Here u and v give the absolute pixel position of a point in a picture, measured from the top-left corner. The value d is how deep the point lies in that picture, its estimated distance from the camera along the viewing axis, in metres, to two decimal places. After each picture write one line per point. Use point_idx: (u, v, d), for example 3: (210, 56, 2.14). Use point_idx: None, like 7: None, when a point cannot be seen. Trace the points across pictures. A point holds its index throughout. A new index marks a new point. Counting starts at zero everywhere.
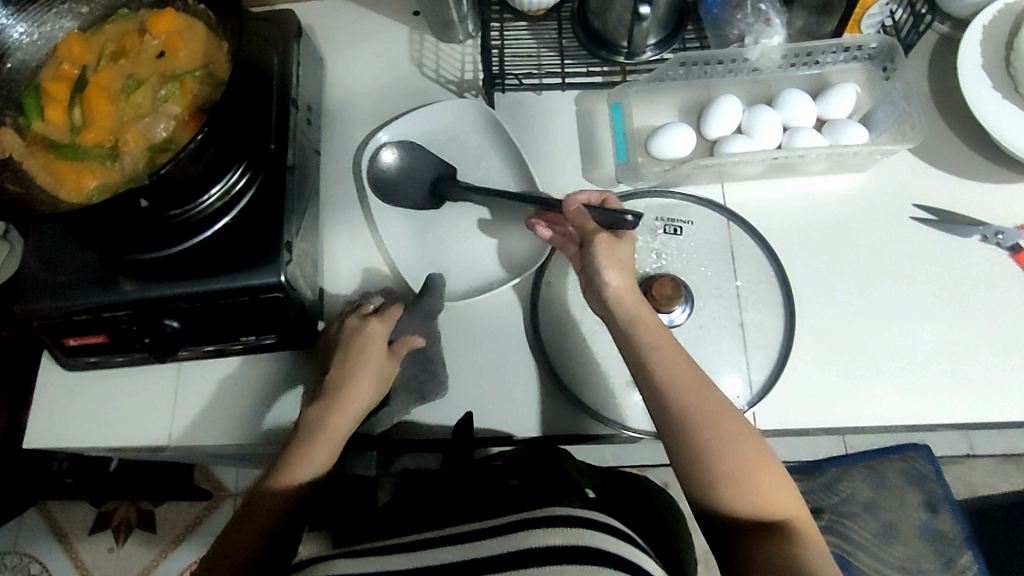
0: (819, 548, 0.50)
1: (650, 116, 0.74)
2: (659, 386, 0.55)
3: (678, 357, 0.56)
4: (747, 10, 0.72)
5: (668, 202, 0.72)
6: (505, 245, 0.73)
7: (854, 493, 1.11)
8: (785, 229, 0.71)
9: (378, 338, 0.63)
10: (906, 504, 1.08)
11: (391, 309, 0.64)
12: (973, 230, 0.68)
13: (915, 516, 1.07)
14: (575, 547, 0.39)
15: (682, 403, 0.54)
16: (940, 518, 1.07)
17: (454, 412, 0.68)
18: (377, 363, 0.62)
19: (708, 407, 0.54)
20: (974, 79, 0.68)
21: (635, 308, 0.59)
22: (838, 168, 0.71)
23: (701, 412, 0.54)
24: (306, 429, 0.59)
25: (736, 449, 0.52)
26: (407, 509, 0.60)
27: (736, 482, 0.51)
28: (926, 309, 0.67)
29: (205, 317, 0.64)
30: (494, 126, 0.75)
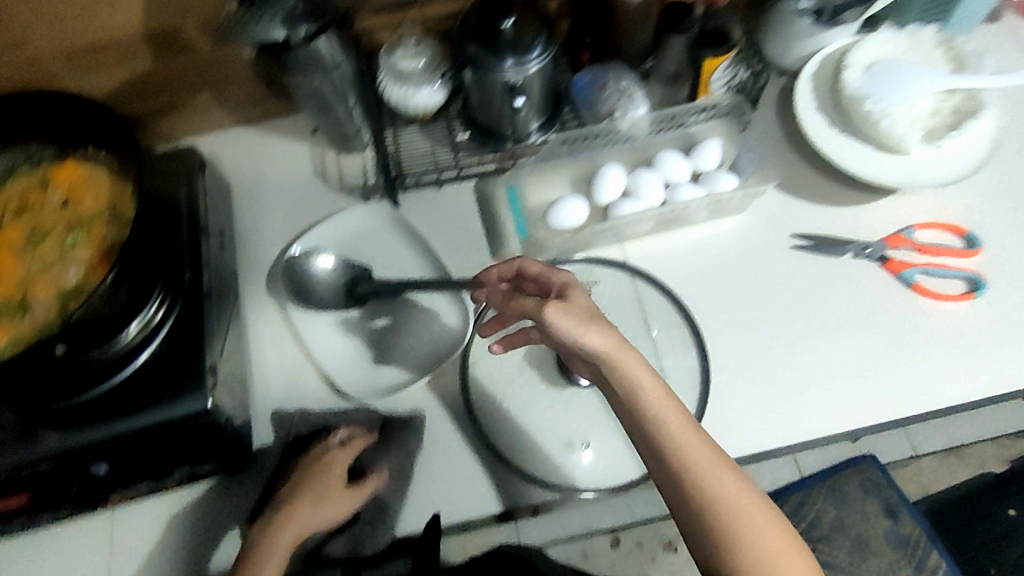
0: None
1: (543, 192, 0.80)
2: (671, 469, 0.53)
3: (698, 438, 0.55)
4: (611, 88, 0.80)
5: (574, 267, 0.78)
6: (430, 332, 0.75)
7: (821, 515, 1.13)
8: (684, 277, 0.77)
9: (337, 466, 0.66)
10: (869, 515, 1.11)
11: (356, 440, 0.68)
12: (844, 248, 0.75)
13: (879, 525, 1.10)
14: None
15: (700, 491, 0.52)
16: (902, 523, 1.10)
17: (402, 508, 0.67)
18: (330, 491, 0.65)
19: (734, 494, 0.53)
20: (813, 119, 0.77)
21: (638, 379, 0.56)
22: (718, 213, 0.79)
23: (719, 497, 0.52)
24: (247, 550, 0.62)
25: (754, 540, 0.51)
26: None
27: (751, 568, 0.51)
28: (822, 327, 0.73)
29: (133, 455, 0.63)
30: (402, 228, 0.80)
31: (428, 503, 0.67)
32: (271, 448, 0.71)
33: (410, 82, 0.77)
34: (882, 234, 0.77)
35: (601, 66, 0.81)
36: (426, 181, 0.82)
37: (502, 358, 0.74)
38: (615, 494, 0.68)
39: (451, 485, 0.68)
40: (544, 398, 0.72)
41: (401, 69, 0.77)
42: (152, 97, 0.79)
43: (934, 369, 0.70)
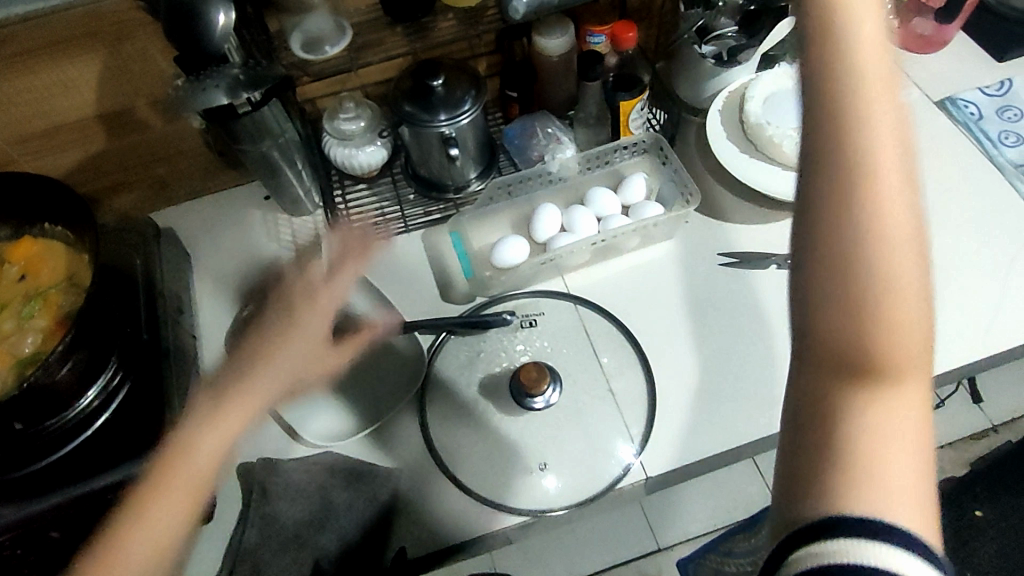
0: (915, 475, 0.35)
1: (485, 236, 0.85)
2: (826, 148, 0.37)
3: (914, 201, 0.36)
4: (539, 135, 0.88)
5: (520, 301, 0.82)
6: (387, 377, 0.77)
7: None
8: (624, 301, 0.82)
9: (321, 318, 0.71)
10: None
11: (367, 330, 0.75)
12: (767, 261, 0.82)
13: None
14: None
15: (869, 197, 0.36)
16: None
17: (372, 548, 0.69)
18: (320, 313, 0.71)
19: (895, 222, 0.36)
20: (723, 147, 0.85)
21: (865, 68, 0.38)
22: (650, 240, 0.85)
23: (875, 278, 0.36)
24: (178, 446, 0.58)
25: (893, 281, 0.36)
26: None
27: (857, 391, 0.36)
28: (755, 334, 0.78)
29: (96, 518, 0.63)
30: (353, 277, 0.82)
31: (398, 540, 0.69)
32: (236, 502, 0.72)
33: (353, 142, 0.83)
34: None
35: (530, 116, 0.90)
36: (375, 234, 0.87)
37: (458, 392, 0.77)
38: (576, 512, 0.70)
39: (417, 519, 0.70)
40: (502, 427, 0.74)
41: (344, 131, 0.82)
42: (107, 174, 0.83)
43: None
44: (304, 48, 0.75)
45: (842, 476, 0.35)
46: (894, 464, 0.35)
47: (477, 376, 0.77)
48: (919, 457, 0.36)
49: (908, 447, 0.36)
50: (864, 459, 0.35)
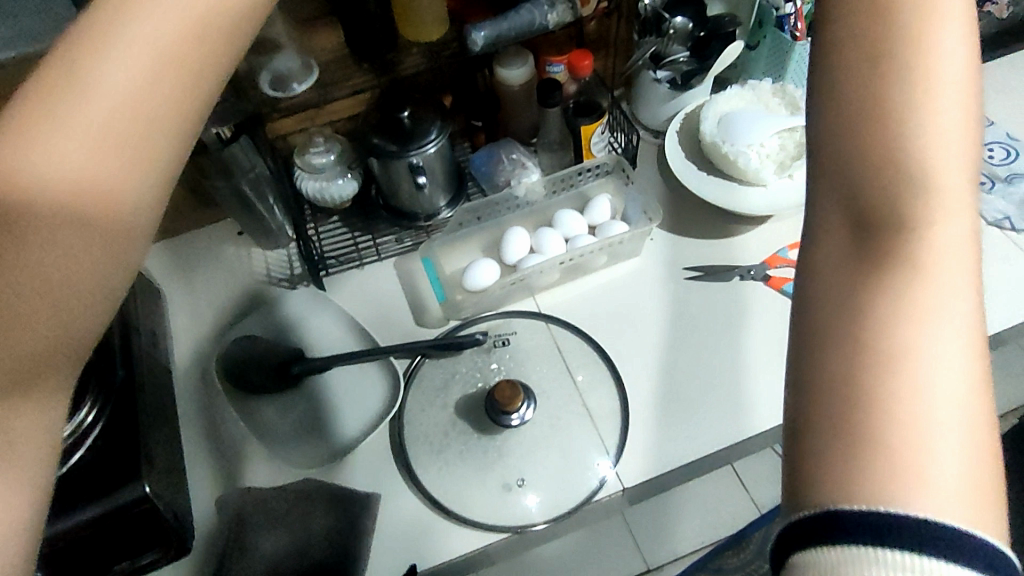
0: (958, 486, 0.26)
1: (456, 261, 0.87)
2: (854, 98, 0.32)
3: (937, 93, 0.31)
4: (505, 161, 0.91)
5: (493, 322, 0.83)
6: (365, 402, 0.78)
7: None
8: (595, 317, 0.84)
9: None
10: None
11: None
12: (731, 273, 0.85)
13: None
14: None
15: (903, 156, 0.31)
16: None
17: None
18: None
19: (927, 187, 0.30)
20: (682, 166, 0.90)
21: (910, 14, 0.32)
22: (617, 258, 0.87)
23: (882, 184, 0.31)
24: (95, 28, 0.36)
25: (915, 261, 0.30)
26: None
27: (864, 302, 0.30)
28: (723, 343, 0.81)
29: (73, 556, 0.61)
30: (328, 306, 0.84)
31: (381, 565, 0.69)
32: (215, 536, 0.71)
33: (323, 175, 0.85)
34: (762, 257, 0.87)
35: (494, 144, 0.92)
36: (348, 264, 0.89)
37: (434, 414, 0.77)
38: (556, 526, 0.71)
39: (397, 541, 0.70)
40: (478, 446, 0.75)
41: (313, 164, 0.84)
42: None
43: None
44: (271, 86, 0.76)
45: (859, 413, 0.28)
46: (923, 379, 0.28)
47: (452, 398, 0.78)
48: (966, 368, 0.28)
49: (947, 362, 0.28)
50: (881, 376, 0.28)
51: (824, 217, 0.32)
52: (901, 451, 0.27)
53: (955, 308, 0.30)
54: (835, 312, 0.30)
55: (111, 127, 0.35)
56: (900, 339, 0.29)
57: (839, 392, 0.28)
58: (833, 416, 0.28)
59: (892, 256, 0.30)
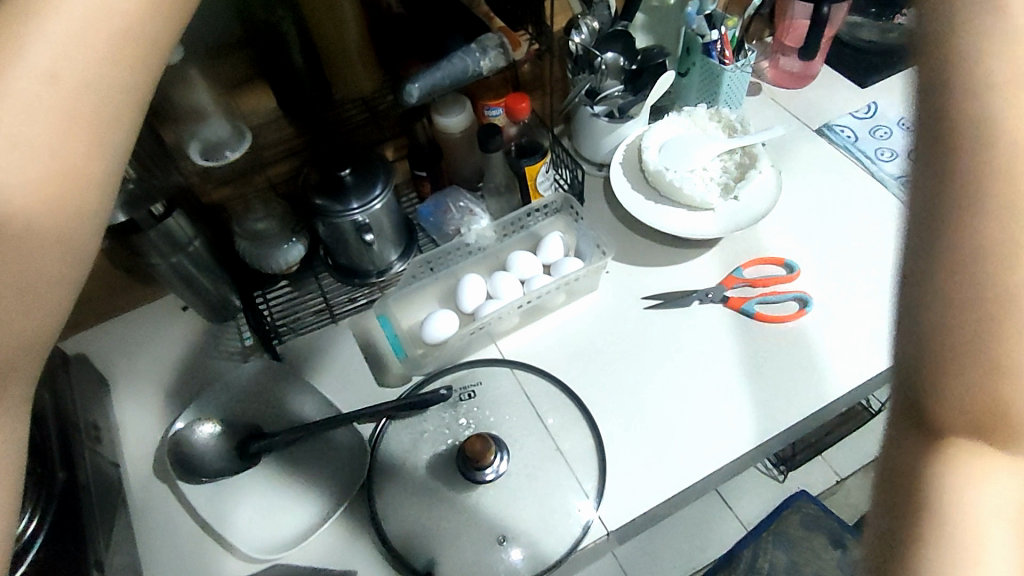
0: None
1: (413, 315, 0.85)
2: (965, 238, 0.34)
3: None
4: (452, 210, 0.91)
5: (456, 374, 0.81)
6: (331, 470, 0.75)
7: (774, 564, 1.14)
8: (560, 358, 0.83)
9: None
10: (819, 551, 1.14)
11: None
12: (690, 297, 0.85)
13: (830, 559, 1.14)
14: None
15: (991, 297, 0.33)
16: (851, 551, 1.14)
17: None
18: None
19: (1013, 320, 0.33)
20: (628, 197, 0.90)
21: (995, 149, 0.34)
22: (575, 294, 0.86)
23: (977, 361, 0.33)
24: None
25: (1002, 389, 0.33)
26: None
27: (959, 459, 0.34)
28: (689, 370, 0.80)
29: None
30: (284, 377, 0.80)
31: None
32: None
33: (268, 243, 0.83)
34: (717, 279, 0.87)
35: (441, 192, 0.92)
36: (302, 329, 0.85)
37: (405, 478, 0.74)
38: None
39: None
40: (454, 506, 0.72)
41: (255, 231, 0.82)
42: None
43: (792, 380, 0.78)
44: (202, 156, 0.71)
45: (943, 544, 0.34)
46: (982, 499, 0.34)
47: (422, 458, 0.75)
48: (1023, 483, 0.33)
49: (1003, 487, 0.34)
50: (955, 529, 0.34)
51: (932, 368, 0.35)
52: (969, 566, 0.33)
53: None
54: (924, 465, 0.35)
55: (27, 163, 0.34)
56: (966, 497, 0.34)
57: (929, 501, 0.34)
58: (911, 544, 0.34)
59: (990, 427, 0.34)
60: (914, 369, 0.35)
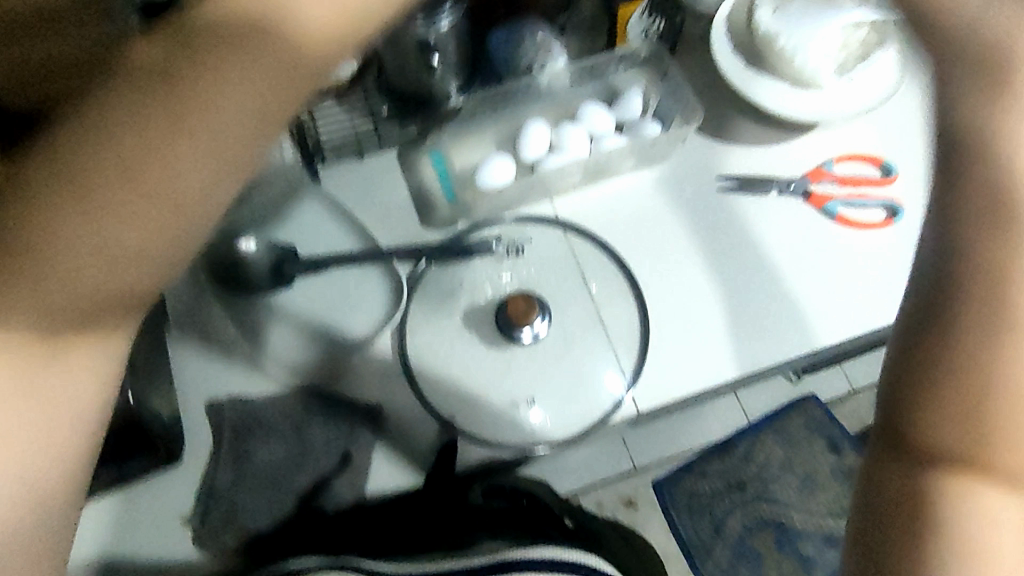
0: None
1: (469, 153, 0.77)
2: (985, 343, 0.39)
3: (1008, 314, 0.39)
4: (529, 40, 0.77)
5: (505, 227, 0.77)
6: (368, 303, 0.73)
7: (769, 458, 1.31)
8: (616, 226, 0.77)
9: None
10: (815, 454, 1.32)
11: None
12: (769, 185, 0.77)
13: (824, 463, 1.32)
14: None
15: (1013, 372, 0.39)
16: (844, 459, 1.32)
17: (365, 477, 0.70)
18: None
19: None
20: (730, 59, 0.78)
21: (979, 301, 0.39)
22: (646, 160, 0.79)
23: (962, 367, 0.39)
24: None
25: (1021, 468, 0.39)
26: (374, 534, 0.65)
27: (981, 405, 0.39)
28: (753, 262, 0.75)
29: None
30: (325, 199, 0.77)
31: (388, 465, 0.70)
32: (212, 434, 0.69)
33: None
34: (803, 169, 0.79)
35: (513, 20, 0.76)
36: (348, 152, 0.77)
37: (440, 324, 0.72)
38: (565, 447, 0.69)
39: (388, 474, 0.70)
40: (486, 362, 0.70)
41: None
42: None
43: (858, 294, 0.73)
44: None
45: (936, 513, 0.39)
46: (1006, 534, 0.39)
47: (459, 307, 0.72)
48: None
49: (1012, 511, 0.39)
50: (993, 422, 0.39)
51: (942, 412, 0.40)
52: (963, 509, 0.39)
53: (1019, 511, 0.39)
54: (930, 436, 0.40)
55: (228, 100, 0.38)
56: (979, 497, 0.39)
57: (954, 539, 0.39)
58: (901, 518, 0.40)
59: (984, 423, 0.39)
60: (914, 389, 0.41)
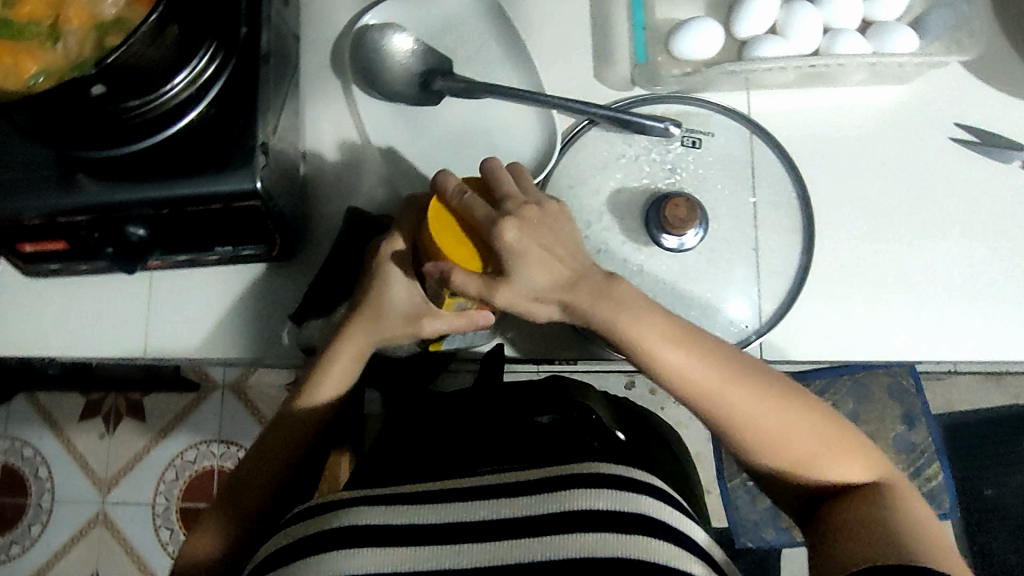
0: (828, 450, 0.48)
1: (674, 9, 0.66)
2: (721, 404, 0.47)
3: (687, 339, 0.48)
4: None
5: (686, 110, 0.65)
6: (511, 148, 0.66)
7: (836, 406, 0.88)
8: (811, 146, 0.65)
9: None
10: (885, 419, 0.88)
11: None
12: (1014, 154, 0.63)
13: (891, 429, 0.89)
14: (573, 512, 0.38)
15: (725, 400, 0.47)
16: (916, 433, 0.89)
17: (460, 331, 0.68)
18: None
19: (707, 378, 0.47)
20: None
21: (665, 351, 0.47)
22: (879, 78, 0.64)
23: (745, 417, 0.47)
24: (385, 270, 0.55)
25: (746, 408, 0.47)
26: (406, 447, 0.57)
27: (738, 442, 0.48)
28: (953, 237, 0.64)
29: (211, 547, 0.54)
30: (496, 15, 0.67)
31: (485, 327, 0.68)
32: (320, 239, 0.66)
33: None
34: None
35: None
36: None
37: (582, 199, 0.64)
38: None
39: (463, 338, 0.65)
40: (619, 259, 0.63)
41: None
42: None
43: None
44: None
45: (763, 443, 0.48)
46: (770, 432, 0.47)
47: (608, 186, 0.65)
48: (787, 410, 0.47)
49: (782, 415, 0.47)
50: (714, 367, 0.47)
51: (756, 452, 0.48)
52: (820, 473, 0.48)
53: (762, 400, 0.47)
54: (781, 450, 0.48)
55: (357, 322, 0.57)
56: (775, 434, 0.47)
57: (768, 445, 0.48)
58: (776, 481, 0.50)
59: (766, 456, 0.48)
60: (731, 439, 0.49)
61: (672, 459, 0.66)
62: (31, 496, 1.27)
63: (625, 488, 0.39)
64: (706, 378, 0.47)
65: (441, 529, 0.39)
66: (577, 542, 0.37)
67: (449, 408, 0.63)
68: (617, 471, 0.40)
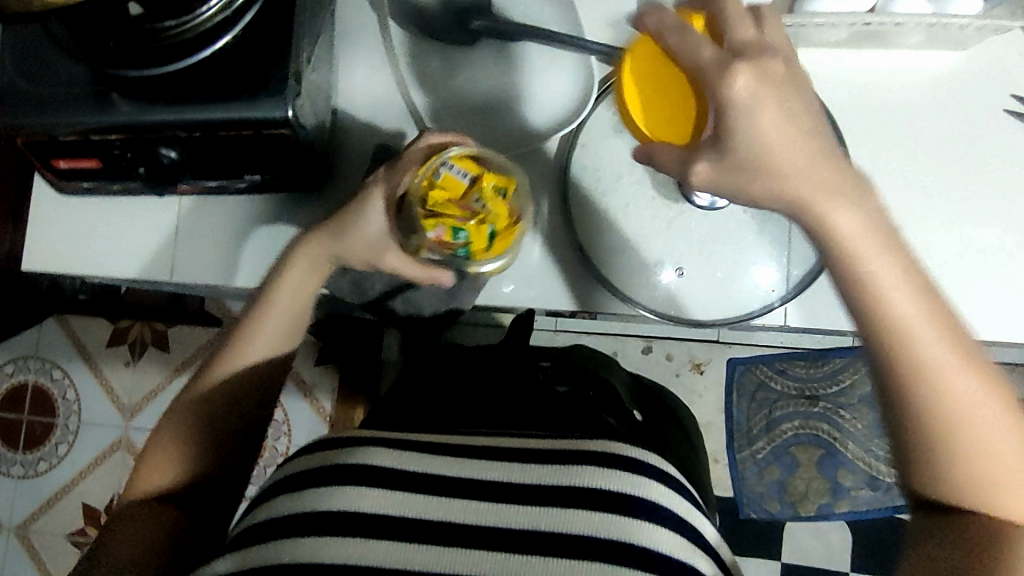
0: (1001, 465, 0.44)
1: None
2: (923, 360, 0.43)
3: (907, 286, 0.44)
4: None
5: None
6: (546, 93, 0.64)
7: (854, 384, 1.13)
8: (856, 110, 0.63)
9: None
10: None
11: None
12: None
13: None
14: (579, 487, 0.40)
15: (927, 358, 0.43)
16: None
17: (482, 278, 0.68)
18: None
19: (919, 328, 0.44)
20: None
21: (885, 297, 0.43)
22: (936, 42, 0.61)
23: (933, 385, 0.43)
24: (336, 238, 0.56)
25: (944, 377, 0.43)
26: (422, 396, 0.58)
27: (916, 431, 0.44)
28: (996, 215, 0.62)
29: (142, 542, 0.52)
30: None
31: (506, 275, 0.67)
32: (349, 174, 0.66)
33: None
34: None
35: None
36: None
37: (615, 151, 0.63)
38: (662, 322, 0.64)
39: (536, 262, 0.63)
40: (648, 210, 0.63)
41: None
42: None
43: None
44: None
45: (936, 433, 0.44)
46: (950, 416, 0.43)
47: None
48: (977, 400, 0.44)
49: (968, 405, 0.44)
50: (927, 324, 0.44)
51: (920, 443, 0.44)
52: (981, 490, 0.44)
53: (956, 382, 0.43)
54: (953, 446, 0.44)
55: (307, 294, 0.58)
56: (957, 420, 0.44)
57: (940, 435, 0.44)
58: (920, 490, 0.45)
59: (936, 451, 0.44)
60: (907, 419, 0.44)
61: (682, 444, 0.65)
62: (58, 416, 1.32)
63: (636, 470, 0.41)
64: (918, 327, 0.44)
65: (456, 483, 0.41)
66: (579, 516, 0.39)
67: (465, 360, 0.64)
68: (633, 453, 0.41)
